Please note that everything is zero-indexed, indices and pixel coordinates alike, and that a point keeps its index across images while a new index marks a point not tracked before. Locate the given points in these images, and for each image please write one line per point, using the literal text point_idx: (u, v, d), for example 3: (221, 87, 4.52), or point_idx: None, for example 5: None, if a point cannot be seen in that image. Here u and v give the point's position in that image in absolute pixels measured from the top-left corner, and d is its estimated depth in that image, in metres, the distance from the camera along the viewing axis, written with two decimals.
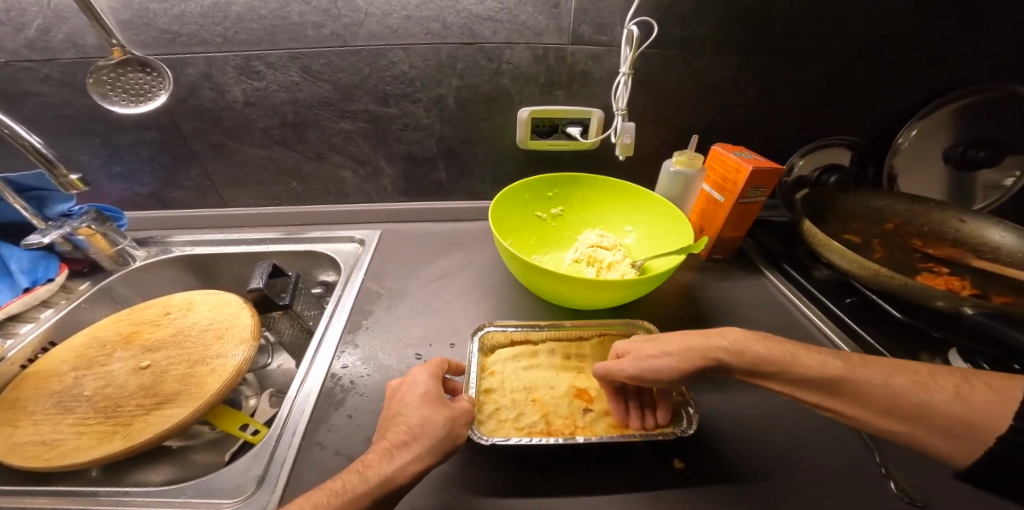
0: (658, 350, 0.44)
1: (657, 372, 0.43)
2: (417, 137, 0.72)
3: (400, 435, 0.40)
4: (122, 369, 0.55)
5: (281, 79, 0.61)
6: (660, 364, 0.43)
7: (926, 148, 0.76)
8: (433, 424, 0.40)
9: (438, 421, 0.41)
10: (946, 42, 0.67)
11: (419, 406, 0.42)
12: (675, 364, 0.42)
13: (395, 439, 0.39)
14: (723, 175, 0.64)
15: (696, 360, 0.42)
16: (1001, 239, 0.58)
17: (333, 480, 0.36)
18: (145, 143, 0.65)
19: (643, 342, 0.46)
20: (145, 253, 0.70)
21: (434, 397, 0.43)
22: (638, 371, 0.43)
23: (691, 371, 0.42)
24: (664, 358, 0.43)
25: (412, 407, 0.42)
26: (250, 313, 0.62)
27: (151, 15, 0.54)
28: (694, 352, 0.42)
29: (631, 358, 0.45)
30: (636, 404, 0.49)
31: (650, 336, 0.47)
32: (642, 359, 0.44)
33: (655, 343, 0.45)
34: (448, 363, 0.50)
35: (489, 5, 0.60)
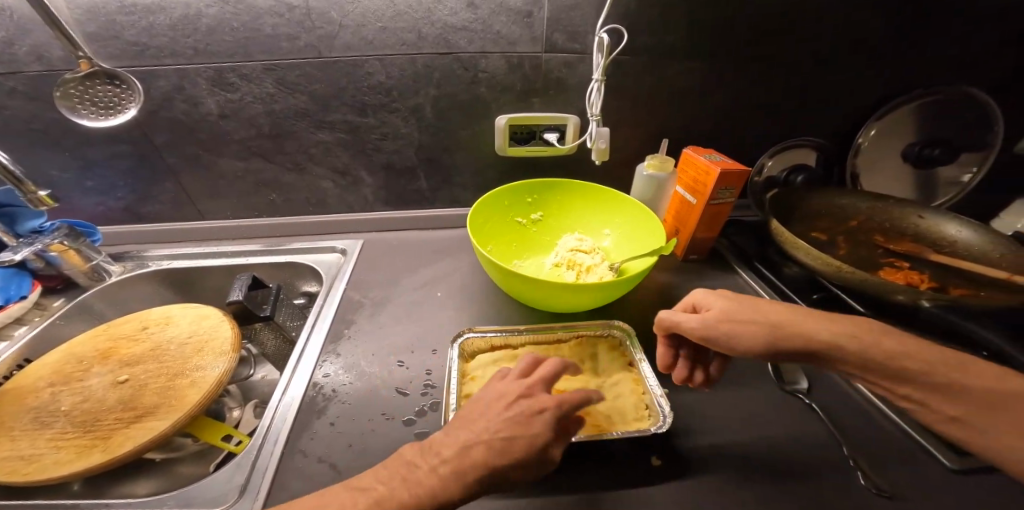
0: (737, 315, 0.44)
1: (738, 339, 0.42)
2: (397, 147, 0.73)
3: (479, 453, 0.34)
4: (99, 384, 0.54)
5: (256, 91, 0.61)
6: (743, 331, 0.42)
7: (886, 148, 0.80)
8: (521, 443, 0.34)
9: (532, 439, 0.35)
10: (902, 45, 0.70)
11: (510, 418, 0.36)
12: (762, 332, 0.42)
13: (460, 466, 0.33)
14: (694, 177, 0.66)
15: (780, 335, 0.41)
16: (958, 234, 0.61)
17: (373, 473, 0.35)
18: (118, 156, 0.64)
19: (730, 302, 0.45)
20: (120, 268, 0.69)
21: (528, 409, 0.37)
22: (712, 334, 0.44)
23: (777, 344, 0.41)
24: (750, 324, 0.42)
25: (500, 415, 0.36)
26: (230, 325, 0.61)
27: (119, 28, 0.53)
28: (784, 324, 0.41)
29: (718, 318, 0.44)
30: (688, 355, 0.51)
31: (736, 296, 0.46)
32: (727, 324, 0.44)
33: (740, 307, 0.44)
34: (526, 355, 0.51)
35: (463, 16, 0.62)
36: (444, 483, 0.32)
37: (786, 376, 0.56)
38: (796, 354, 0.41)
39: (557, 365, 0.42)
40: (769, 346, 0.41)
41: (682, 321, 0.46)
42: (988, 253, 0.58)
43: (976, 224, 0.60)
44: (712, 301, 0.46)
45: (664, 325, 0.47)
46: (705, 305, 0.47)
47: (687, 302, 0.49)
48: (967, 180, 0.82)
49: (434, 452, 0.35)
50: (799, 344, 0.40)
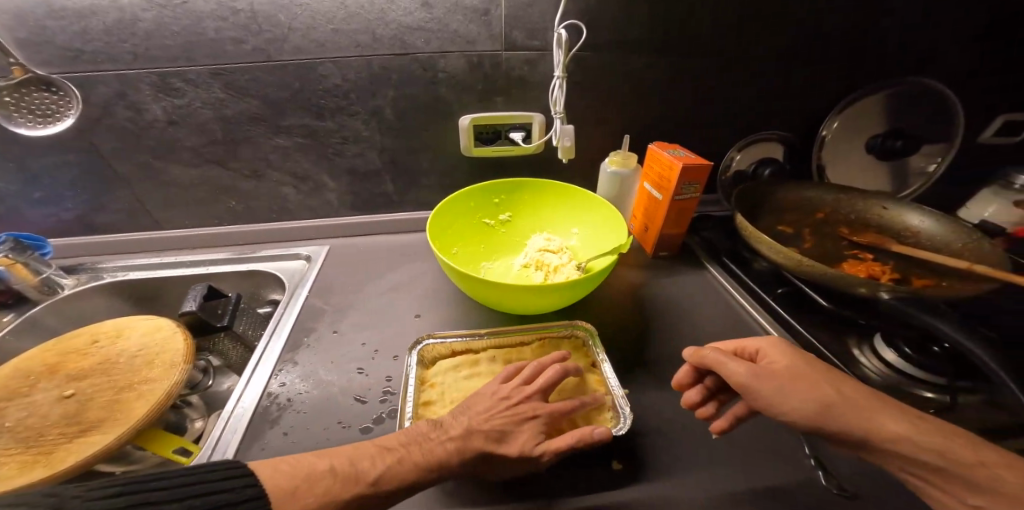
0: (797, 376, 0.38)
1: (788, 401, 0.37)
2: (358, 150, 0.71)
3: (478, 442, 0.40)
4: (44, 400, 0.52)
5: (204, 96, 0.60)
6: (797, 396, 0.37)
7: (852, 141, 0.80)
8: (513, 443, 0.40)
9: (524, 439, 0.41)
10: (864, 35, 0.70)
11: (509, 416, 0.43)
12: (816, 398, 0.36)
13: (458, 457, 0.39)
14: (659, 173, 0.65)
15: (838, 414, 0.35)
16: (920, 224, 0.62)
17: (332, 466, 0.36)
18: (64, 165, 0.63)
19: (796, 361, 0.40)
20: (73, 281, 0.67)
21: (524, 414, 0.43)
22: (757, 388, 0.39)
23: (830, 421, 0.35)
24: (811, 390, 0.37)
25: (502, 413, 0.43)
26: (183, 337, 0.59)
27: (51, 33, 0.52)
28: (849, 401, 0.36)
29: (776, 374, 0.39)
30: (711, 387, 0.46)
31: (804, 358, 0.40)
32: (784, 383, 0.38)
33: (804, 370, 0.39)
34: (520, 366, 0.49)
35: (417, 15, 0.60)
36: (443, 461, 0.38)
37: None
38: (846, 438, 0.35)
39: (556, 370, 0.47)
40: (818, 417, 0.36)
41: (729, 365, 0.41)
42: (949, 243, 0.58)
43: (937, 214, 0.60)
44: (778, 356, 0.41)
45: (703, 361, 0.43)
46: (766, 358, 0.41)
47: (744, 350, 0.44)
48: (932, 170, 0.82)
49: (439, 429, 0.42)
50: (857, 427, 0.35)
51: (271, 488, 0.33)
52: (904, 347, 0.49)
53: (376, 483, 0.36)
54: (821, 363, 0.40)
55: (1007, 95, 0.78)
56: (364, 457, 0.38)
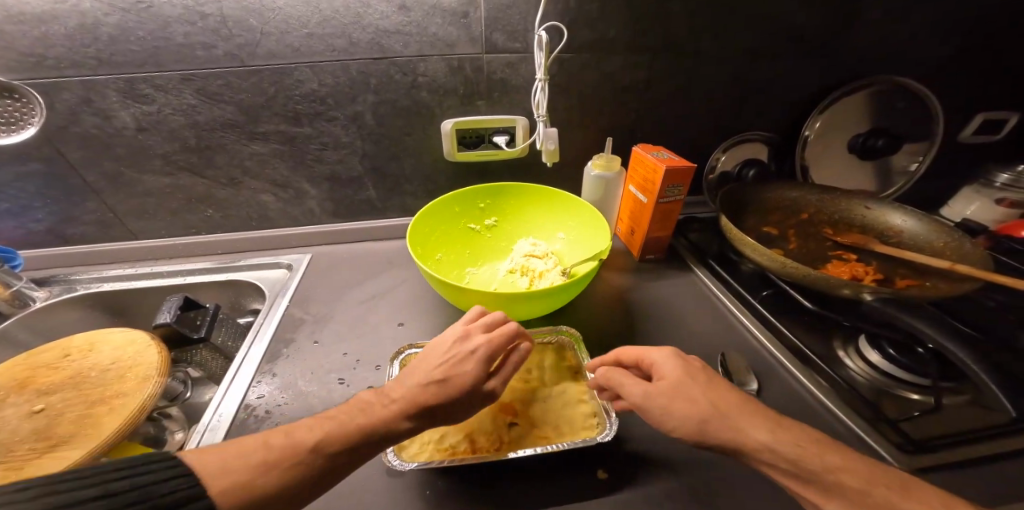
0: (681, 389, 0.37)
1: (669, 416, 0.37)
2: (339, 156, 0.70)
3: (421, 394, 0.39)
4: (12, 416, 0.50)
5: (175, 102, 0.58)
6: (677, 413, 0.36)
7: (836, 139, 0.79)
8: (453, 381, 0.39)
9: (463, 374, 0.39)
10: (842, 35, 0.70)
11: (449, 357, 0.41)
12: (694, 414, 0.36)
13: (413, 408, 0.38)
14: (644, 176, 0.65)
15: (712, 428, 0.35)
16: (904, 223, 0.61)
17: (281, 438, 0.35)
18: (30, 175, 0.60)
19: (677, 373, 0.39)
20: (45, 294, 0.64)
21: (462, 350, 0.41)
22: (646, 402, 0.38)
23: (707, 437, 0.35)
24: (688, 406, 0.36)
25: (447, 358, 0.41)
26: (157, 350, 0.56)
27: (10, 38, 0.50)
28: (721, 413, 0.35)
29: (660, 391, 0.38)
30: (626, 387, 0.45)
31: (689, 368, 0.39)
32: (667, 396, 0.37)
33: (686, 384, 0.38)
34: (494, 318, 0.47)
35: (395, 19, 0.59)
36: (399, 415, 0.38)
37: (735, 375, 0.49)
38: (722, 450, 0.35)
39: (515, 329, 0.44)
40: (696, 432, 0.35)
41: (627, 384, 0.40)
42: (932, 242, 0.58)
43: (918, 213, 0.61)
44: (663, 369, 0.39)
45: (606, 378, 0.42)
46: (655, 372, 0.40)
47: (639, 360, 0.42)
48: (915, 169, 0.83)
49: (386, 396, 0.40)
50: (727, 441, 0.35)
51: (207, 472, 0.31)
52: (889, 348, 0.48)
53: (318, 452, 0.34)
54: (700, 374, 0.39)
55: (986, 93, 0.79)
56: (328, 432, 0.36)
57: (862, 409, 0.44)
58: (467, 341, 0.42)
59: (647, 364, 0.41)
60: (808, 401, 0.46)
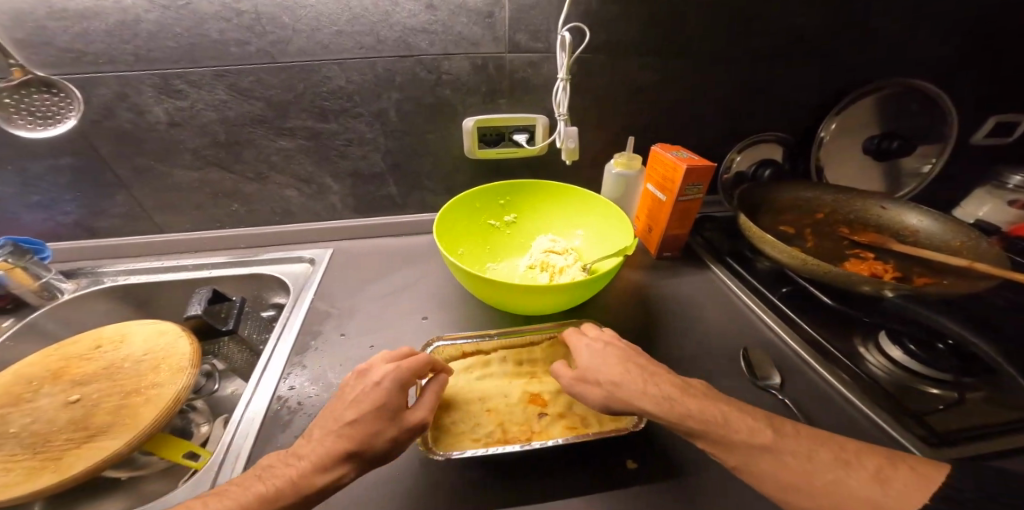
0: (592, 370, 0.44)
1: (583, 394, 0.44)
2: (362, 153, 0.71)
3: (334, 440, 0.39)
4: (49, 405, 0.51)
5: (208, 98, 0.59)
6: (589, 393, 0.43)
7: (850, 140, 0.81)
8: (366, 417, 0.40)
9: (377, 406, 0.41)
10: (856, 38, 0.72)
11: (359, 397, 0.42)
12: (601, 392, 0.43)
13: (331, 452, 0.38)
14: (663, 174, 0.66)
15: (620, 397, 0.42)
16: (919, 223, 0.63)
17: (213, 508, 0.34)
18: (61, 169, 0.61)
19: (593, 359, 0.46)
20: (74, 285, 0.65)
21: (368, 385, 0.43)
22: (571, 385, 0.45)
23: (617, 410, 0.42)
24: (596, 386, 0.43)
25: (356, 398, 0.42)
26: (188, 341, 0.57)
27: (50, 34, 0.51)
28: (623, 386, 0.42)
29: (578, 377, 0.45)
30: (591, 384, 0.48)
31: (602, 349, 0.47)
32: (581, 379, 0.45)
33: (600, 366, 0.45)
34: (397, 353, 0.48)
35: (422, 18, 0.60)
36: (315, 469, 0.37)
37: (757, 370, 0.51)
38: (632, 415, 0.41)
39: (423, 358, 0.46)
40: (605, 404, 0.42)
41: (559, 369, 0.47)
42: (948, 242, 0.60)
43: (934, 213, 0.62)
44: (581, 356, 0.47)
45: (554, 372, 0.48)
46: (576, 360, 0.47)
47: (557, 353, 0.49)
48: (928, 171, 0.84)
49: (294, 454, 0.39)
50: (631, 408, 0.41)
51: None
52: (909, 344, 0.49)
53: None
54: (615, 354, 0.46)
55: (995, 95, 0.80)
56: (239, 500, 0.35)
57: (884, 402, 0.45)
58: (371, 377, 0.43)
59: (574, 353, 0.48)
60: (833, 397, 0.48)
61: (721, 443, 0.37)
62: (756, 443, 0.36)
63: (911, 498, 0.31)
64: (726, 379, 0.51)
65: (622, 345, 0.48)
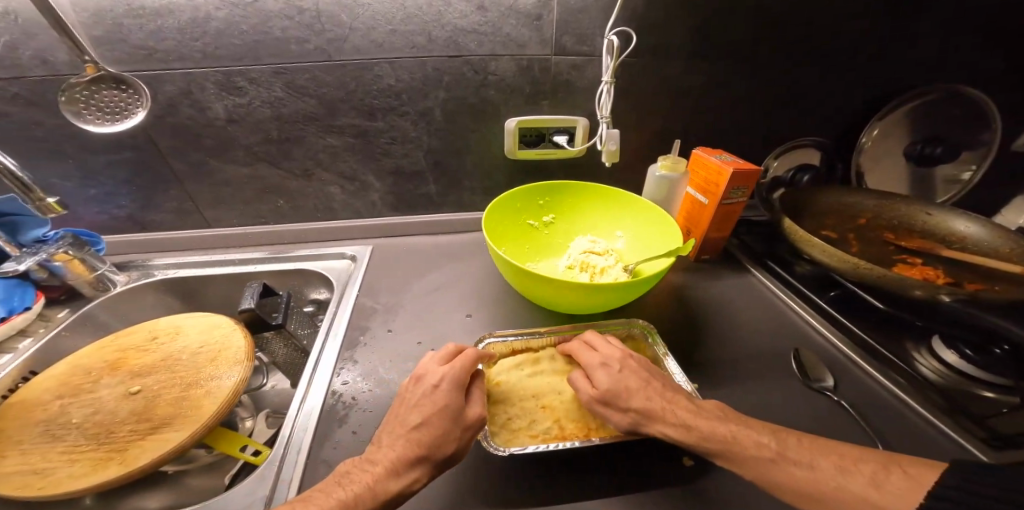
0: (616, 393, 0.43)
1: (606, 417, 0.43)
2: (405, 151, 0.72)
3: (404, 445, 0.39)
4: (110, 396, 0.51)
5: (265, 95, 0.62)
6: (613, 418, 0.42)
7: (890, 147, 0.82)
8: (432, 419, 0.40)
9: (442, 407, 0.41)
10: (896, 43, 0.72)
11: (420, 401, 0.42)
12: (625, 418, 0.41)
13: (403, 457, 0.38)
14: (705, 178, 0.67)
15: (644, 424, 0.41)
16: (967, 229, 0.63)
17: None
18: (120, 163, 0.65)
19: (615, 380, 0.44)
20: (125, 278, 0.67)
21: (427, 388, 0.43)
22: (593, 406, 0.43)
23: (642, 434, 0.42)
24: (621, 411, 0.42)
25: (416, 402, 0.42)
26: (242, 334, 0.58)
27: (125, 31, 0.54)
28: (647, 413, 0.41)
29: (598, 399, 0.43)
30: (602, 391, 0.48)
31: (620, 369, 0.45)
32: (603, 401, 0.43)
33: (625, 390, 0.43)
34: (450, 352, 0.48)
35: (473, 19, 0.61)
36: (391, 474, 0.37)
37: (810, 372, 0.52)
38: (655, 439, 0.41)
39: (474, 354, 0.47)
40: (628, 430, 0.41)
41: (579, 386, 0.45)
42: (997, 247, 0.60)
43: (982, 219, 0.62)
44: (599, 378, 0.44)
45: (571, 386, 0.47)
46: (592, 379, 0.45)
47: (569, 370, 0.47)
48: (968, 178, 0.85)
49: (368, 460, 0.39)
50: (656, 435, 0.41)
51: None
52: (965, 348, 0.50)
53: None
54: (634, 376, 0.44)
55: None
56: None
57: (939, 403, 0.46)
58: (428, 380, 0.44)
59: (587, 370, 0.47)
60: (888, 400, 0.48)
61: (734, 458, 0.38)
62: (765, 457, 0.37)
63: (902, 499, 0.33)
64: (778, 378, 0.52)
65: (636, 362, 0.46)
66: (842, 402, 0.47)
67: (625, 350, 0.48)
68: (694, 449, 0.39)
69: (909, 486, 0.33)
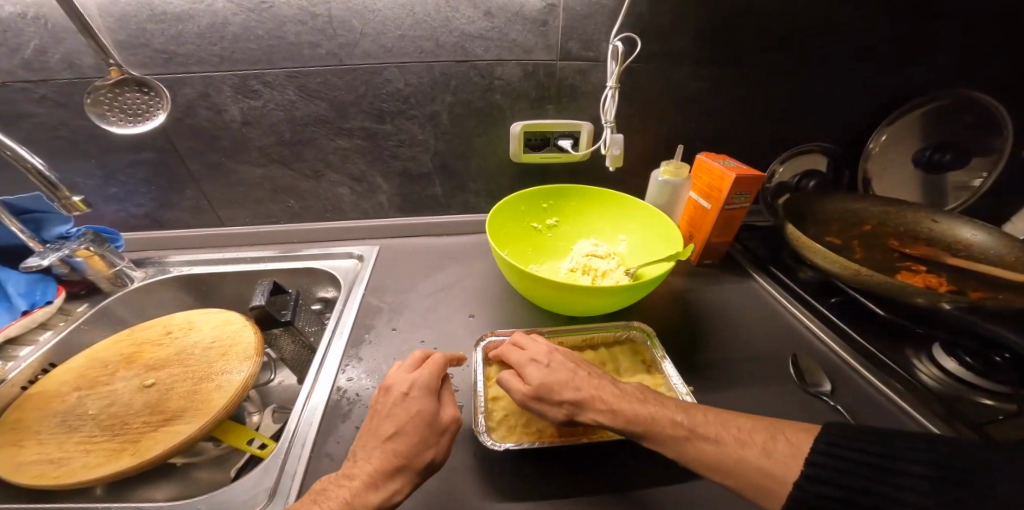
0: (548, 388, 0.43)
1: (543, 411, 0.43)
2: (413, 153, 0.74)
3: (379, 456, 0.39)
4: (125, 388, 0.53)
5: (279, 98, 0.64)
6: (550, 413, 0.43)
7: (897, 153, 0.82)
8: (408, 426, 0.41)
9: (415, 414, 0.42)
10: (904, 48, 0.72)
11: (391, 410, 0.43)
12: (560, 411, 0.42)
13: (380, 468, 0.38)
14: (709, 183, 0.67)
15: (581, 414, 0.42)
16: (973, 237, 0.63)
17: None
18: (141, 163, 0.67)
19: (546, 376, 0.44)
20: (142, 274, 0.69)
21: (397, 396, 0.43)
22: (530, 403, 0.44)
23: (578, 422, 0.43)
24: (556, 405, 0.43)
25: (387, 412, 0.43)
26: (253, 330, 0.59)
27: (148, 36, 0.57)
28: (584, 404, 0.42)
29: (531, 396, 0.44)
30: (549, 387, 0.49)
31: (548, 364, 0.46)
32: (539, 398, 0.43)
33: (556, 384, 0.43)
34: (418, 359, 0.48)
35: (480, 24, 0.63)
36: (371, 485, 0.37)
37: (808, 377, 0.52)
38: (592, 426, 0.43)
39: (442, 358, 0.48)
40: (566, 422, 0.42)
41: (510, 383, 0.45)
42: (1004, 256, 0.59)
43: (989, 227, 0.62)
44: (532, 375, 0.45)
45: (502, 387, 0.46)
46: (524, 377, 0.45)
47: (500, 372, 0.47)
48: (978, 185, 0.84)
49: (345, 475, 0.38)
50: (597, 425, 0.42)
51: None
52: (964, 356, 0.50)
53: None
54: (564, 368, 0.45)
55: None
56: None
57: (938, 410, 0.46)
58: (397, 388, 0.44)
59: (518, 368, 0.47)
60: (883, 405, 0.48)
61: (654, 438, 0.40)
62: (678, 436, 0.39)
63: (790, 468, 0.35)
64: (777, 383, 0.52)
65: (562, 355, 0.48)
66: (839, 408, 0.47)
67: (550, 345, 0.49)
68: (624, 433, 0.41)
69: (791, 454, 0.36)
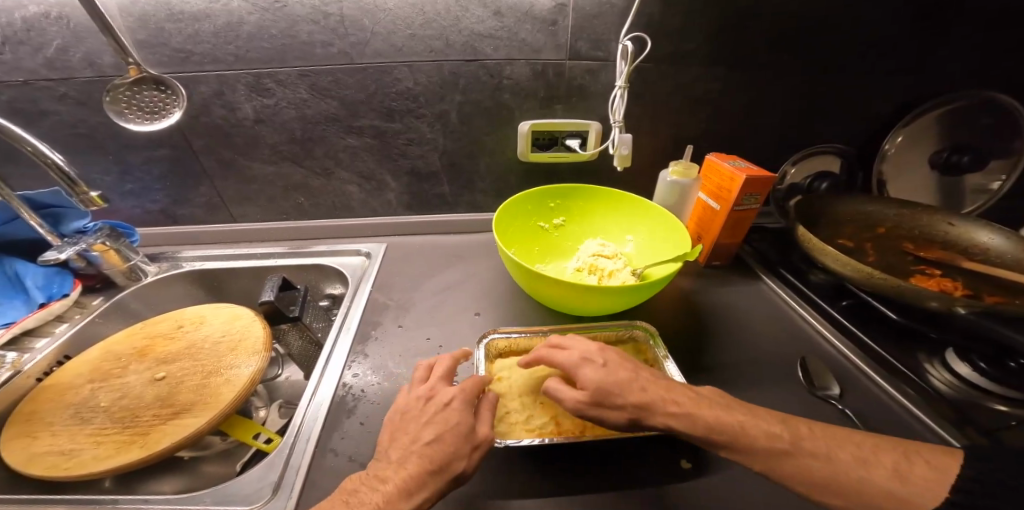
0: (611, 391, 0.42)
1: (605, 416, 0.42)
2: (421, 152, 0.74)
3: (416, 461, 0.38)
4: (137, 381, 0.54)
5: (291, 96, 0.65)
6: (614, 417, 0.41)
7: (912, 155, 0.80)
8: (446, 435, 0.40)
9: (454, 425, 0.41)
10: (922, 47, 0.70)
11: (431, 417, 0.42)
12: (626, 414, 0.41)
13: (416, 474, 0.37)
14: (718, 184, 0.66)
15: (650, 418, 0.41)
16: (990, 241, 0.61)
17: None
18: (156, 160, 0.69)
19: (606, 377, 0.43)
20: (156, 268, 0.71)
21: (439, 405, 0.43)
22: (592, 411, 0.42)
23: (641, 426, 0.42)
24: (620, 408, 0.41)
25: (426, 419, 0.42)
26: (261, 325, 0.60)
27: (166, 35, 0.58)
28: (653, 405, 0.41)
29: (591, 401, 0.42)
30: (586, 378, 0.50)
31: (604, 364, 0.44)
32: (604, 399, 0.41)
33: (617, 385, 0.42)
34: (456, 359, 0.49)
35: (490, 24, 0.63)
36: (404, 490, 0.36)
37: (816, 380, 0.51)
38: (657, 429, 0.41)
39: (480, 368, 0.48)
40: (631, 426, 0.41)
41: (564, 392, 0.43)
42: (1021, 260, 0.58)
43: (1006, 231, 0.60)
44: (587, 377, 0.43)
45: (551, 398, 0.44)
46: (579, 380, 0.44)
47: (548, 380, 0.45)
48: (997, 188, 0.81)
49: (377, 478, 0.38)
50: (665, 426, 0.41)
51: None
52: (979, 361, 0.49)
53: None
54: (621, 368, 0.44)
55: None
56: None
57: (950, 417, 0.45)
58: (439, 398, 0.44)
59: (569, 372, 0.45)
60: (893, 411, 0.47)
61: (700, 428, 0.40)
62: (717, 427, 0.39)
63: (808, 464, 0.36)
64: (785, 387, 0.51)
65: (613, 355, 0.46)
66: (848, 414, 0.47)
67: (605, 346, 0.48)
68: (701, 438, 0.39)
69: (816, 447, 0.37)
